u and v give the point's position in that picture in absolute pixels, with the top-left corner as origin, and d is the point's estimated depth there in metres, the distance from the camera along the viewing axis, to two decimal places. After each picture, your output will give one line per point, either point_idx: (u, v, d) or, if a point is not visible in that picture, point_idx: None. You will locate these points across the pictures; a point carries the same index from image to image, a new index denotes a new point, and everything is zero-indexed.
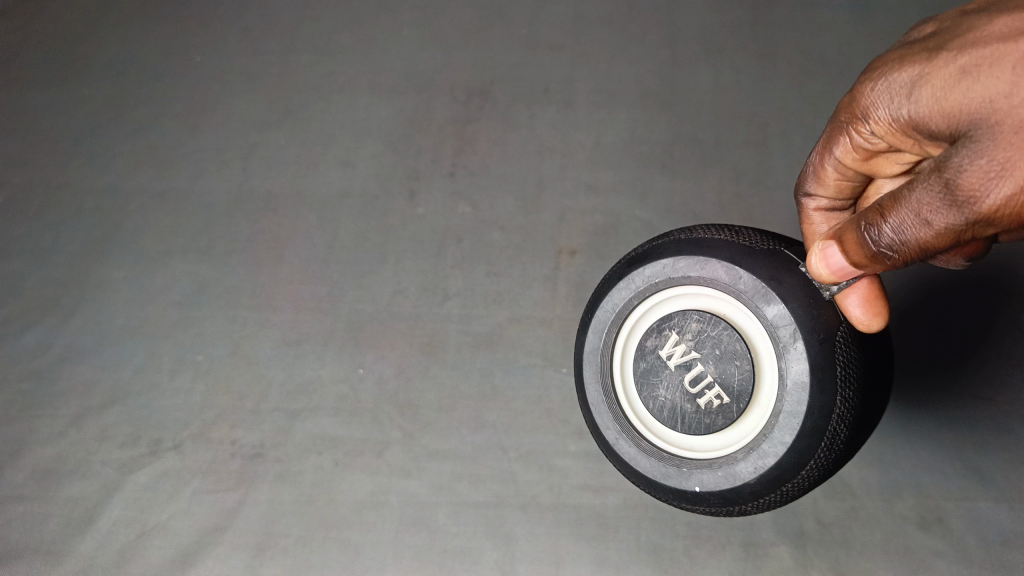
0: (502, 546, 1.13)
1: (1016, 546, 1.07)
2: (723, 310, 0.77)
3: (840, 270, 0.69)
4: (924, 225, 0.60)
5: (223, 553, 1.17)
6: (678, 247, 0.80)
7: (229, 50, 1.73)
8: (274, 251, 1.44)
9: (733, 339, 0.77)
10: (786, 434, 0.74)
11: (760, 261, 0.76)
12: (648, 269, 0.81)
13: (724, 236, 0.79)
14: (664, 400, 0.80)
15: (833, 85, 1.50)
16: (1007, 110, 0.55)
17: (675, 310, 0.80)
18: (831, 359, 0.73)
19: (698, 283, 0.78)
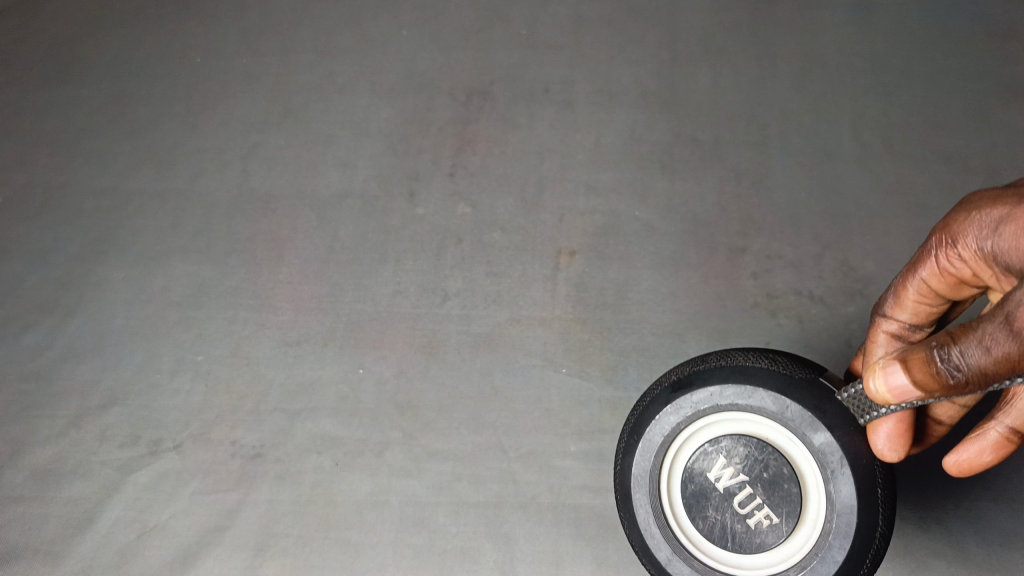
0: (502, 546, 1.13)
1: (1017, 548, 1.07)
2: (770, 434, 0.85)
3: (901, 393, 0.75)
4: (990, 351, 0.68)
5: (223, 554, 1.17)
6: (722, 376, 0.86)
7: (229, 50, 1.74)
8: (275, 251, 1.44)
9: (783, 463, 0.84)
10: (836, 552, 0.81)
11: (804, 390, 0.84)
12: (694, 398, 0.87)
13: (764, 364, 0.86)
14: (716, 520, 0.85)
15: (832, 87, 1.51)
16: None
17: (722, 435, 0.86)
18: (873, 482, 0.81)
19: (747, 410, 0.85)
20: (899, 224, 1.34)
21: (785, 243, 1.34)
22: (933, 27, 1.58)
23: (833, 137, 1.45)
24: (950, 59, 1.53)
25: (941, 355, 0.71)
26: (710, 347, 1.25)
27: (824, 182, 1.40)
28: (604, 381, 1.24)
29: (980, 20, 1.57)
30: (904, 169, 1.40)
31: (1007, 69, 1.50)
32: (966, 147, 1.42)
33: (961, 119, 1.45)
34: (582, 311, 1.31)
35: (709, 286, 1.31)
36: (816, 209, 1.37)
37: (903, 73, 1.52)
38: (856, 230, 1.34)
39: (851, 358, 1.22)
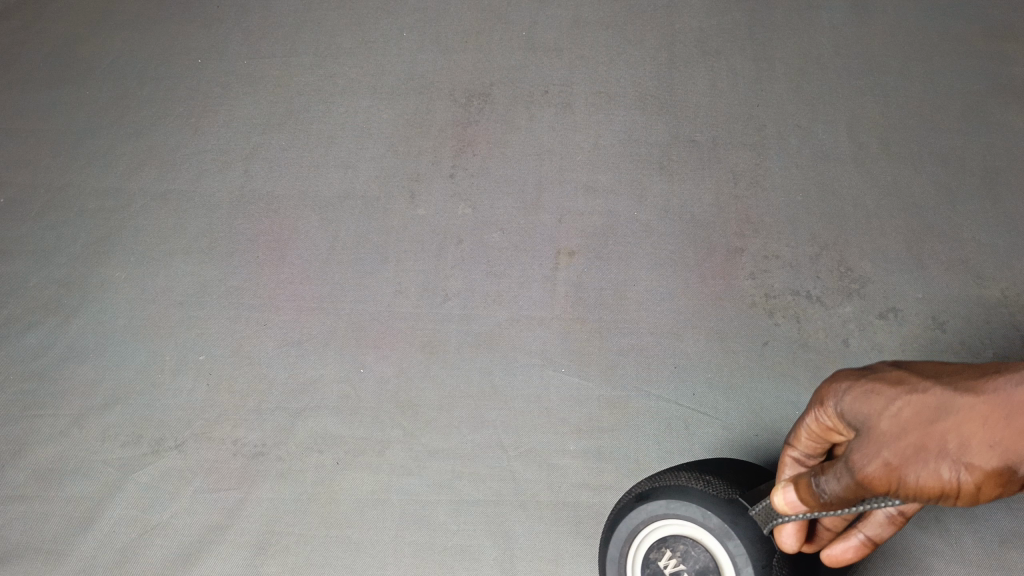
0: (502, 544, 1.13)
1: (1014, 546, 1.08)
2: (707, 541, 0.86)
3: (797, 508, 0.77)
4: (840, 480, 0.70)
5: (224, 552, 1.17)
6: (671, 490, 0.89)
7: (230, 52, 1.75)
8: (276, 252, 1.45)
9: (713, 567, 0.85)
10: None
11: (721, 505, 0.86)
12: (647, 507, 0.89)
13: (698, 485, 0.88)
14: None
15: (830, 88, 1.53)
16: (887, 422, 0.68)
17: (669, 533, 0.88)
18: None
19: (685, 516, 0.87)
20: (896, 224, 1.35)
21: (783, 243, 1.35)
22: (930, 29, 1.59)
23: (831, 138, 1.46)
24: (946, 60, 1.55)
25: (813, 487, 0.73)
26: (708, 348, 1.26)
27: (820, 184, 1.41)
28: (603, 380, 1.25)
29: (976, 22, 1.59)
30: (900, 170, 1.42)
31: (1003, 70, 1.52)
32: (962, 147, 1.43)
33: (958, 119, 1.47)
34: (581, 311, 1.32)
35: (707, 286, 1.32)
36: (813, 210, 1.38)
37: (900, 73, 1.54)
38: (852, 231, 1.35)
39: (847, 358, 1.23)
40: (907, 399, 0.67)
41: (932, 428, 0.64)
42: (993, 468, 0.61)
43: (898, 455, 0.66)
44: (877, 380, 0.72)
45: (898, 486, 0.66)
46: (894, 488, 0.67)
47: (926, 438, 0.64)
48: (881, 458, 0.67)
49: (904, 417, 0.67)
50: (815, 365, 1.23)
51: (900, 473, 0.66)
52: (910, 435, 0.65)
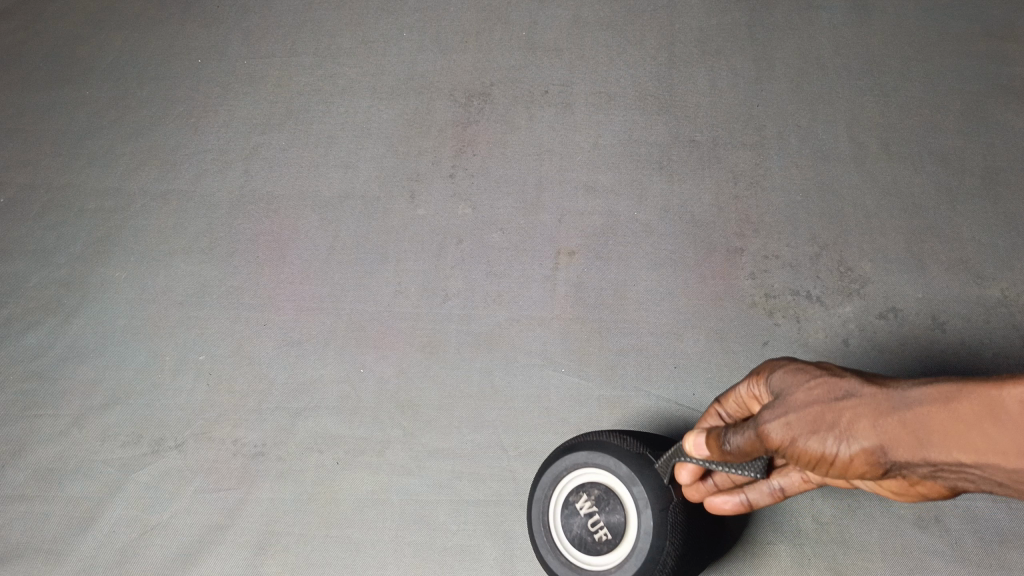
0: (502, 544, 1.14)
1: (1014, 546, 1.08)
2: (618, 489, 0.94)
3: (700, 451, 0.83)
4: (744, 434, 0.77)
5: (224, 552, 1.18)
6: (592, 444, 0.97)
7: (230, 52, 1.75)
8: (277, 251, 1.45)
9: (620, 512, 0.93)
10: (637, 559, 0.91)
11: (630, 457, 0.94)
12: (569, 457, 0.97)
13: (616, 440, 0.96)
14: (573, 532, 0.94)
15: (830, 88, 1.53)
16: (800, 394, 0.74)
17: (588, 479, 0.96)
18: (663, 518, 0.91)
19: (602, 466, 0.95)
20: (895, 224, 1.35)
21: (783, 243, 1.35)
22: (930, 29, 1.59)
23: (830, 138, 1.46)
24: (946, 60, 1.55)
25: (721, 436, 0.79)
26: (709, 348, 1.26)
27: (820, 184, 1.41)
28: (603, 381, 1.26)
29: (976, 22, 1.59)
30: (900, 170, 1.42)
31: (1003, 70, 1.52)
32: (961, 147, 1.43)
33: (957, 119, 1.47)
34: (581, 311, 1.32)
35: (707, 286, 1.32)
36: (812, 209, 1.38)
37: (900, 73, 1.54)
38: (851, 230, 1.35)
39: (846, 358, 1.23)
40: (823, 379, 0.73)
41: (835, 406, 0.70)
42: (872, 447, 0.67)
43: (798, 422, 0.72)
44: (804, 363, 0.78)
45: (791, 446, 0.72)
46: (787, 448, 0.73)
47: (827, 411, 0.70)
48: (786, 419, 0.73)
49: (813, 393, 0.73)
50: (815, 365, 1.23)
51: (794, 436, 0.72)
52: (815, 407, 0.71)
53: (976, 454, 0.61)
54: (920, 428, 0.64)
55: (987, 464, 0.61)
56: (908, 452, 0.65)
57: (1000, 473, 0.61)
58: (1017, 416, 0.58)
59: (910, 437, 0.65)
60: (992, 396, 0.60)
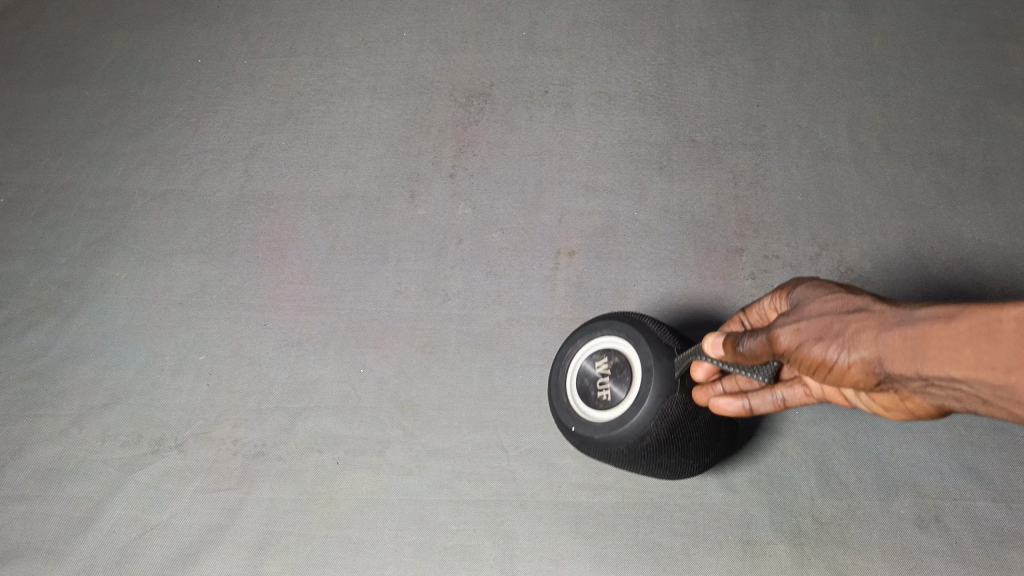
0: (502, 544, 1.14)
1: (1014, 546, 1.08)
2: (634, 364, 0.97)
3: (715, 349, 0.85)
4: (756, 337, 0.78)
5: (224, 552, 1.18)
6: (629, 320, 1.00)
7: (230, 52, 1.75)
8: (276, 251, 1.45)
9: (629, 382, 0.96)
10: (623, 426, 0.94)
11: (653, 342, 0.96)
12: (608, 325, 1.00)
13: (651, 325, 0.99)
14: (584, 381, 1.00)
15: (830, 87, 1.53)
16: (812, 307, 0.74)
17: (614, 346, 0.99)
18: (662, 401, 0.93)
19: (629, 339, 0.98)
20: (895, 224, 1.35)
21: (783, 243, 1.35)
22: (930, 29, 1.60)
23: (830, 138, 1.46)
24: (946, 60, 1.55)
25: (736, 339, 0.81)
26: None
27: (820, 183, 1.41)
28: None
29: (976, 22, 1.59)
30: (900, 170, 1.42)
31: (1003, 70, 1.52)
32: (961, 147, 1.43)
33: (957, 119, 1.47)
34: (581, 311, 1.32)
35: (707, 286, 1.32)
36: (812, 209, 1.38)
37: (900, 73, 1.54)
38: (851, 230, 1.35)
39: None
40: (842, 293, 0.72)
41: (844, 317, 0.69)
42: (871, 357, 0.67)
43: (806, 328, 0.72)
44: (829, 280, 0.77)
45: (796, 351, 0.73)
46: (793, 353, 0.74)
47: (835, 321, 0.70)
48: (796, 325, 0.73)
49: (829, 304, 0.72)
50: None
51: (801, 341, 0.73)
52: (826, 316, 0.71)
53: (965, 370, 0.59)
54: (914, 342, 0.63)
55: (976, 381, 0.59)
56: (902, 364, 0.64)
57: (988, 390, 0.59)
58: (1012, 335, 0.56)
59: (906, 350, 0.64)
60: (993, 314, 0.57)
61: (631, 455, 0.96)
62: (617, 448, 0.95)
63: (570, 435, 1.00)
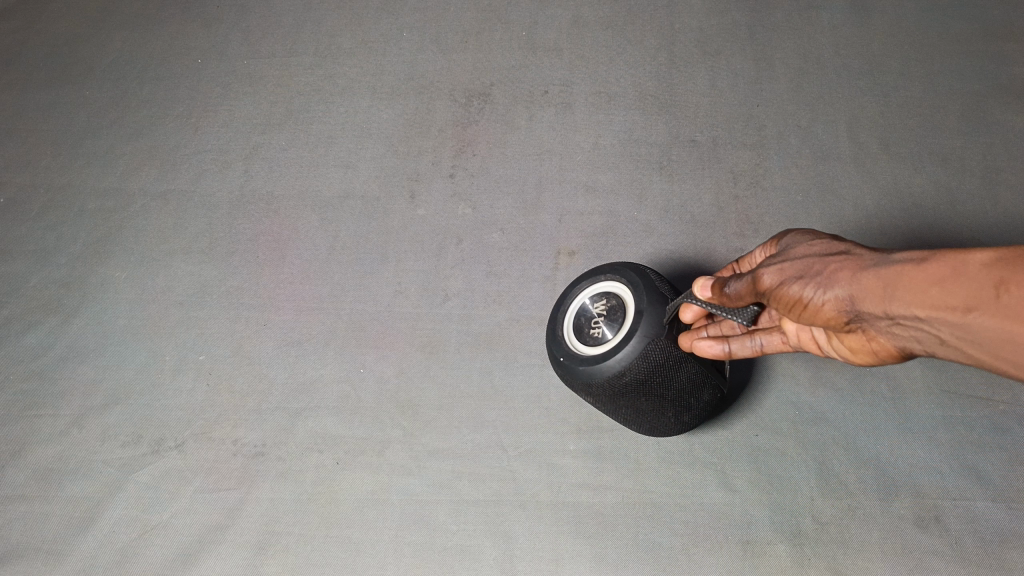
0: (502, 544, 1.14)
1: (1014, 546, 1.07)
2: (628, 308, 0.99)
3: (705, 291, 0.90)
4: (747, 278, 0.83)
5: (224, 552, 1.18)
6: (631, 268, 1.02)
7: (230, 52, 1.75)
8: (276, 251, 1.45)
9: (620, 322, 0.98)
10: (605, 360, 0.96)
11: (651, 288, 0.98)
12: (612, 272, 1.03)
13: (653, 274, 1.01)
14: (582, 319, 1.03)
15: (830, 87, 1.53)
16: (801, 252, 0.78)
17: (615, 290, 1.02)
18: (647, 343, 0.94)
19: (629, 284, 1.00)
20: (896, 224, 1.35)
21: None
22: (929, 29, 1.60)
23: (830, 137, 1.46)
24: (946, 60, 1.55)
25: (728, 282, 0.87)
26: None
27: (820, 183, 1.41)
28: None
29: (977, 22, 1.59)
30: (900, 170, 1.42)
31: (1003, 70, 1.52)
32: (961, 147, 1.43)
33: (957, 119, 1.47)
34: None
35: None
36: (812, 209, 1.38)
37: (900, 73, 1.54)
38: (851, 230, 1.35)
39: None
40: (830, 241, 0.77)
41: (827, 259, 0.74)
42: (845, 296, 0.71)
43: (789, 268, 0.77)
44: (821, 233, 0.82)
45: (779, 289, 0.78)
46: (776, 292, 0.79)
47: (818, 262, 0.75)
48: (781, 265, 0.78)
49: (815, 249, 0.77)
50: (816, 364, 1.23)
51: (783, 280, 0.77)
52: (811, 258, 0.76)
53: (927, 310, 0.64)
54: (884, 281, 0.67)
55: (936, 319, 0.63)
56: (871, 303, 0.69)
57: (945, 328, 0.63)
58: (973, 277, 0.60)
59: (877, 289, 0.68)
60: (960, 258, 0.62)
61: (611, 392, 0.98)
62: (598, 383, 0.97)
63: (558, 369, 1.03)
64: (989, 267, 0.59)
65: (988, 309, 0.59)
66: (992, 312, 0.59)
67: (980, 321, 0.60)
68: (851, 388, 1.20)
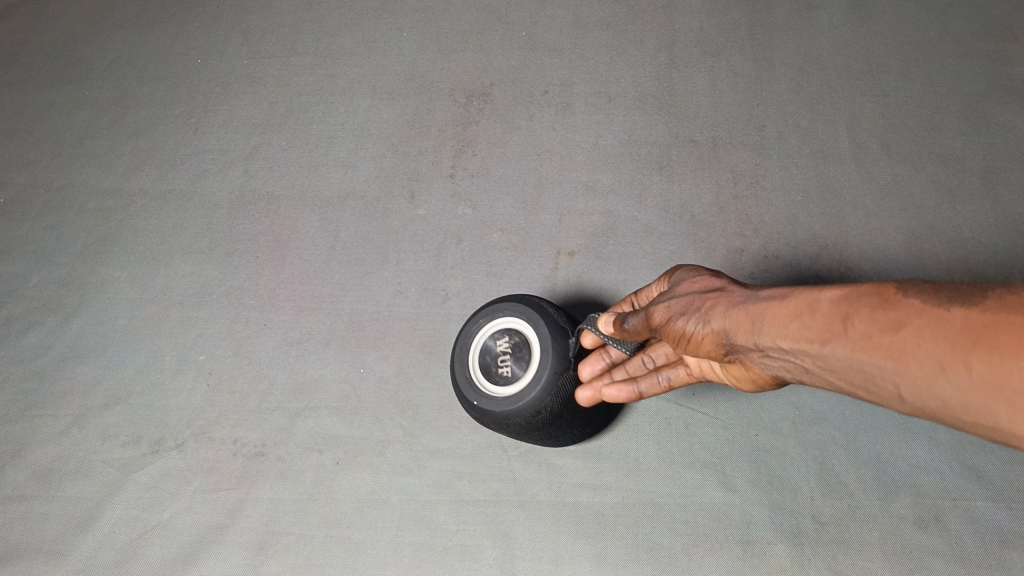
0: (502, 544, 1.14)
1: (1014, 546, 1.07)
2: (533, 343, 0.99)
3: (607, 326, 0.96)
4: (642, 315, 0.90)
5: (225, 552, 1.18)
6: (525, 301, 1.02)
7: (230, 52, 1.75)
8: (276, 251, 1.45)
9: (528, 358, 0.98)
10: (523, 399, 0.96)
11: (550, 322, 0.99)
12: (506, 305, 1.02)
13: (546, 305, 1.02)
14: (485, 357, 1.01)
15: (830, 87, 1.53)
16: (688, 290, 0.86)
17: (513, 326, 1.01)
18: (559, 378, 0.97)
19: (528, 319, 1.00)
20: (895, 224, 1.35)
21: (783, 242, 1.35)
22: (929, 29, 1.60)
23: (830, 138, 1.46)
24: (946, 60, 1.55)
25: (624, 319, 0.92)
26: None
27: (820, 183, 1.41)
28: None
29: (977, 22, 1.59)
30: (900, 170, 1.42)
31: (1003, 70, 1.52)
32: (961, 147, 1.43)
33: (957, 119, 1.47)
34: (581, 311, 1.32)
35: None
36: (812, 209, 1.38)
37: (900, 73, 1.54)
38: (851, 230, 1.35)
39: None
40: (712, 280, 0.84)
41: (706, 297, 0.81)
42: (720, 330, 0.78)
43: (675, 306, 0.84)
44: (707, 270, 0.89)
45: (669, 324, 0.85)
46: (667, 327, 0.85)
47: (700, 300, 0.82)
48: (669, 303, 0.85)
49: (697, 287, 0.85)
50: None
51: (671, 317, 0.84)
52: (693, 297, 0.83)
53: (788, 342, 0.69)
54: (752, 316, 0.73)
55: (796, 351, 0.69)
56: (742, 337, 0.75)
57: (805, 359, 0.68)
58: (823, 312, 0.66)
59: (746, 323, 0.74)
60: (813, 297, 0.68)
61: (524, 426, 0.99)
62: (514, 420, 0.97)
63: (468, 410, 1.00)
64: (836, 304, 0.65)
65: (839, 341, 0.63)
66: (842, 344, 0.63)
67: (834, 352, 0.64)
68: None
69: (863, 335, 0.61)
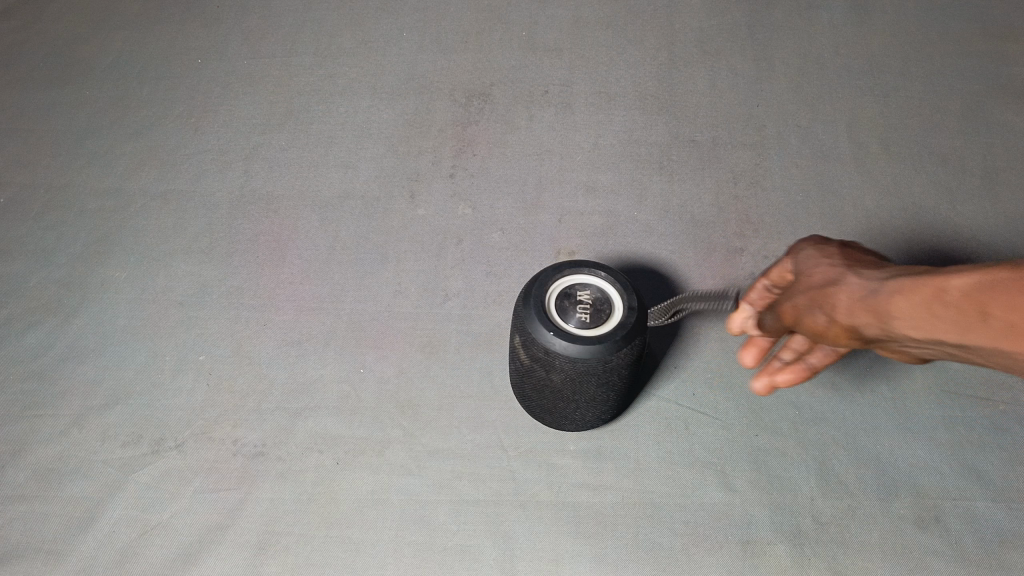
0: (501, 544, 1.13)
1: (1015, 546, 1.07)
2: (615, 304, 1.02)
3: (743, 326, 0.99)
4: (774, 316, 0.89)
5: (224, 552, 1.17)
6: (614, 270, 1.06)
7: (230, 52, 1.75)
8: (276, 251, 1.45)
9: (608, 315, 1.01)
10: (597, 344, 0.98)
11: (633, 293, 1.03)
12: (597, 266, 1.05)
13: (633, 282, 1.06)
14: (565, 302, 1.03)
15: (830, 87, 1.53)
16: (804, 281, 0.82)
17: (599, 286, 1.04)
18: (632, 341, 1.00)
19: (616, 285, 1.04)
20: (896, 223, 1.35)
21: (783, 242, 1.35)
22: (929, 29, 1.60)
23: (830, 137, 1.46)
24: (946, 60, 1.55)
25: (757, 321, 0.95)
26: (707, 350, 1.27)
27: (820, 183, 1.41)
28: None
29: (976, 22, 1.59)
30: (900, 170, 1.42)
31: (1003, 70, 1.52)
32: (961, 147, 1.43)
33: (958, 119, 1.47)
34: None
35: (710, 286, 1.31)
36: (812, 209, 1.38)
37: (900, 73, 1.54)
38: (851, 229, 1.35)
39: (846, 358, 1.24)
40: (827, 264, 0.80)
41: (824, 291, 0.77)
42: (848, 326, 0.74)
43: (800, 304, 0.81)
44: (826, 246, 0.84)
45: (800, 323, 0.82)
46: (798, 325, 0.83)
47: (818, 296, 0.78)
48: (792, 303, 0.82)
49: (814, 276, 0.80)
50: None
51: (801, 316, 0.81)
52: (811, 291, 0.79)
53: (928, 334, 0.64)
54: (882, 312, 0.68)
55: (940, 342, 0.64)
56: (878, 329, 0.70)
57: (953, 348, 0.64)
58: (953, 302, 0.60)
59: (877, 318, 0.69)
60: (942, 280, 0.61)
61: (577, 375, 1.01)
62: (577, 364, 0.98)
63: (532, 337, 1.01)
64: (967, 292, 0.59)
65: (981, 333, 0.58)
66: (984, 335, 0.58)
67: (977, 343, 0.59)
68: (850, 388, 1.21)
69: (1004, 325, 0.56)
